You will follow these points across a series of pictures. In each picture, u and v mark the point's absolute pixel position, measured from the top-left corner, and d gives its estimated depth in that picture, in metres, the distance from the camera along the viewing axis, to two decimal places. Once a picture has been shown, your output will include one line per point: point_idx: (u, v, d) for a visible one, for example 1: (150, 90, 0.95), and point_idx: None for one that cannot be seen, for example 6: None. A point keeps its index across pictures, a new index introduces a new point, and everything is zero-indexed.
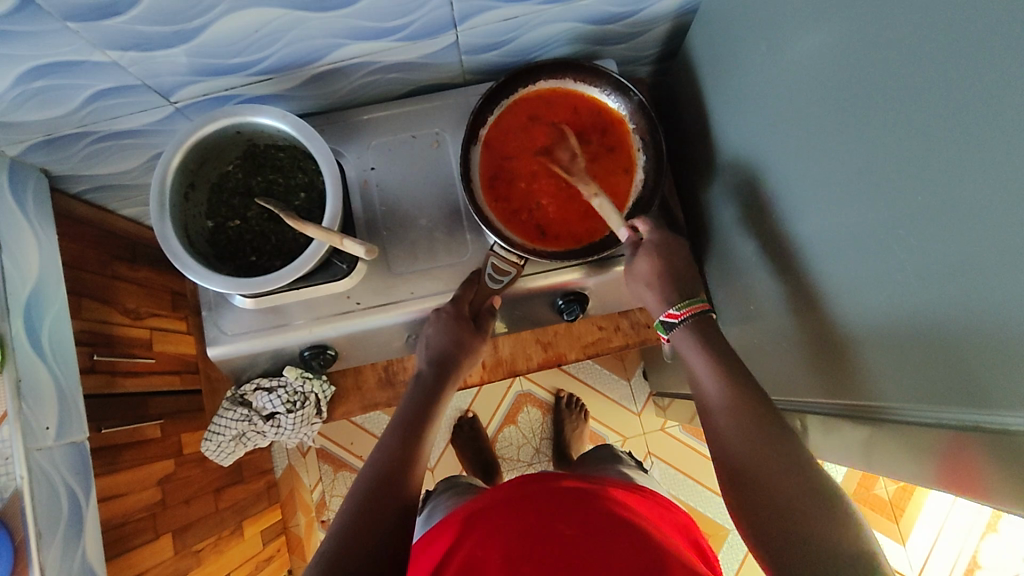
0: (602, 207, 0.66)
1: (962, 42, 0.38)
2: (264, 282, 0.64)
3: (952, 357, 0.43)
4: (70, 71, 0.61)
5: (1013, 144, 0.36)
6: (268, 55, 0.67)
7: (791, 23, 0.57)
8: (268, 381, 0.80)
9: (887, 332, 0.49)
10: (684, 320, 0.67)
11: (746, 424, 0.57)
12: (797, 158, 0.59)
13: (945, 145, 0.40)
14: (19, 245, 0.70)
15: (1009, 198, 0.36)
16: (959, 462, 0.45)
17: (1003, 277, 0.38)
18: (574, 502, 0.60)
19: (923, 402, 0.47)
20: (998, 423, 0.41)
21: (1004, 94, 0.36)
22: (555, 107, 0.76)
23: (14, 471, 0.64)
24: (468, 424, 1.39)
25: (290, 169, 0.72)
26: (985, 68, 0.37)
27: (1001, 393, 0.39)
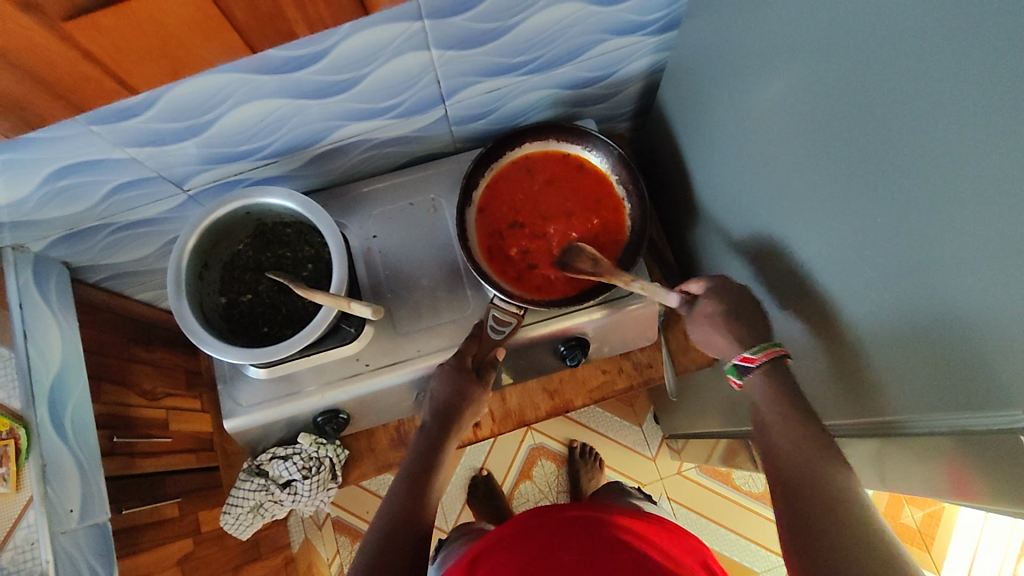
0: (647, 287, 0.68)
1: (913, 74, 0.43)
2: (276, 351, 0.67)
3: (955, 362, 0.45)
4: (93, 169, 0.66)
5: (975, 160, 0.39)
6: (274, 141, 0.73)
7: (755, 73, 0.62)
8: (284, 449, 0.82)
9: (891, 342, 0.51)
10: (760, 363, 0.64)
11: (801, 442, 0.59)
12: (776, 193, 0.64)
13: (911, 165, 0.44)
14: (43, 334, 0.73)
15: (974, 210, 0.40)
16: (972, 466, 0.46)
17: (983, 279, 0.40)
18: (585, 530, 0.61)
19: (922, 410, 0.50)
20: (988, 424, 0.43)
21: (959, 113, 0.40)
22: (526, 176, 0.81)
23: (40, 556, 0.65)
24: (483, 482, 1.38)
25: (297, 244, 0.76)
26: (937, 92, 0.41)
27: (989, 394, 0.42)
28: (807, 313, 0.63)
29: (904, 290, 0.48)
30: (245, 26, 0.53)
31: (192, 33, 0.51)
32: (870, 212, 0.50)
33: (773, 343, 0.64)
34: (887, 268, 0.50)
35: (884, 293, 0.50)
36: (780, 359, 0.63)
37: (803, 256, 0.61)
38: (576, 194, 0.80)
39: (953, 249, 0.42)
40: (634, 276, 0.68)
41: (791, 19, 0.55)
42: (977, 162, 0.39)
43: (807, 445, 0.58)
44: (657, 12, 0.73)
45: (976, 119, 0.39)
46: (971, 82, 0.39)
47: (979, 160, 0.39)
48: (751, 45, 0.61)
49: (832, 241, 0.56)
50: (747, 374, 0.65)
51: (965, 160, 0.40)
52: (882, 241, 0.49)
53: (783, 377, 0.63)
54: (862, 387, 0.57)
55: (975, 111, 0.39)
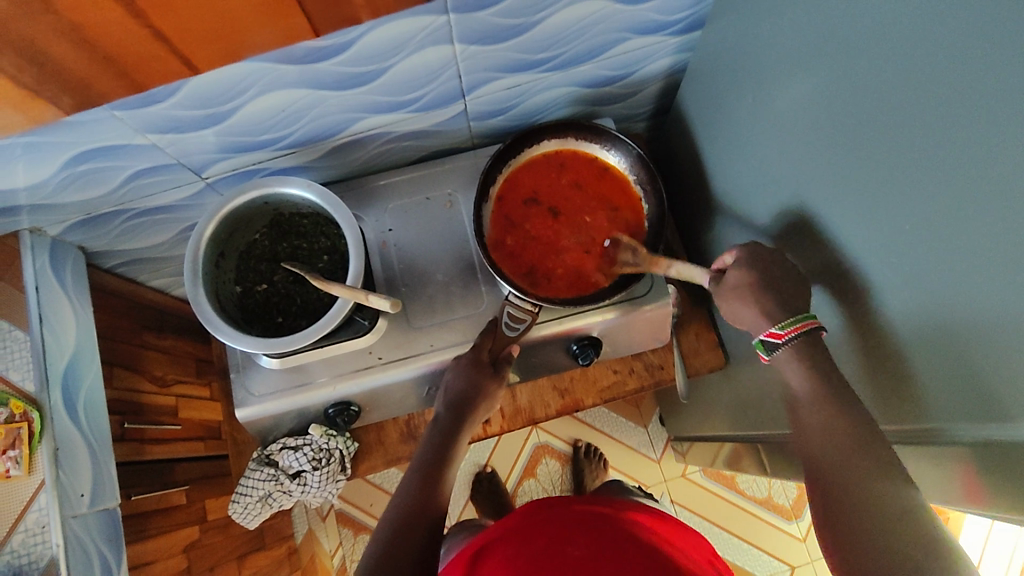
0: (682, 271, 0.68)
1: (939, 82, 0.42)
2: (293, 341, 0.67)
3: (974, 372, 0.45)
4: (113, 155, 0.66)
5: (1000, 171, 0.39)
6: (293, 131, 0.72)
7: (778, 77, 0.62)
8: (294, 440, 0.82)
9: (908, 351, 0.51)
10: (790, 339, 0.60)
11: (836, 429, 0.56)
12: (797, 198, 0.63)
13: (933, 175, 0.44)
14: (57, 318, 0.73)
15: (997, 220, 0.40)
16: (986, 475, 0.46)
17: (1004, 291, 0.40)
18: (593, 525, 0.61)
19: (938, 419, 0.50)
20: (1006, 436, 0.43)
21: (985, 122, 0.39)
22: (525, 180, 0.80)
23: (51, 539, 0.66)
24: (487, 479, 1.38)
25: (313, 235, 0.76)
26: (963, 100, 0.41)
27: (1008, 405, 0.42)
28: (825, 321, 0.63)
29: (924, 299, 0.48)
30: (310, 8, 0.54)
31: (256, 17, 0.52)
32: (891, 219, 0.50)
33: (805, 314, 0.61)
34: (907, 277, 0.49)
35: (904, 302, 0.50)
36: (813, 332, 0.60)
37: (822, 262, 0.61)
38: (575, 196, 0.79)
39: (976, 260, 0.42)
40: (672, 261, 0.69)
41: (816, 24, 0.54)
42: (1002, 172, 0.39)
43: (840, 435, 0.56)
44: (680, 12, 0.73)
45: (1002, 130, 0.38)
46: (998, 90, 0.38)
47: (1005, 171, 0.38)
48: (775, 48, 0.61)
49: (852, 248, 0.55)
50: (777, 350, 0.62)
51: (990, 170, 0.40)
52: (902, 250, 0.49)
53: (817, 352, 0.60)
54: (885, 392, 0.57)
55: (1001, 120, 0.38)
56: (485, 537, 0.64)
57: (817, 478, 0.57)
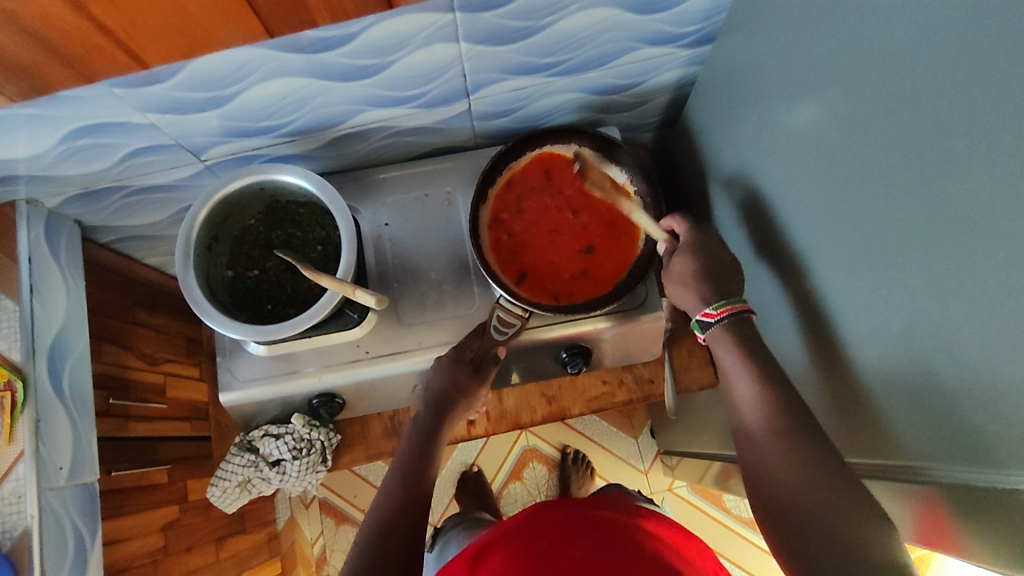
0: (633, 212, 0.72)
1: (941, 118, 0.41)
2: (278, 330, 0.67)
3: (955, 416, 0.44)
4: (111, 131, 0.66)
5: (996, 215, 0.38)
6: (294, 119, 0.72)
7: (784, 99, 0.61)
8: (276, 428, 0.81)
9: (894, 389, 0.51)
10: (720, 320, 0.65)
11: (787, 441, 0.56)
12: (796, 223, 0.62)
13: (933, 209, 0.43)
14: (50, 291, 0.73)
15: (991, 266, 0.39)
16: (969, 522, 0.45)
17: (994, 338, 0.39)
18: (597, 531, 0.59)
19: (918, 458, 0.49)
20: (982, 481, 0.43)
21: (988, 157, 0.38)
22: (533, 176, 0.80)
23: (26, 510, 0.66)
24: (473, 479, 1.38)
25: (308, 225, 0.76)
26: (965, 134, 0.40)
27: (986, 452, 0.42)
28: (819, 347, 0.62)
29: (913, 337, 0.47)
30: (271, 9, 0.51)
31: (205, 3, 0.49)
32: (885, 251, 0.49)
33: (734, 299, 0.66)
34: (897, 313, 0.49)
35: (893, 339, 0.50)
36: (743, 315, 0.65)
37: (819, 287, 0.60)
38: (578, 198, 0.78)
39: (973, 298, 0.41)
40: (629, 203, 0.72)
41: (822, 49, 0.53)
42: (1003, 210, 0.37)
43: (793, 449, 0.56)
44: (691, 25, 0.72)
45: (1002, 174, 0.37)
46: (998, 132, 0.37)
47: (1002, 216, 0.38)
48: (782, 69, 0.60)
49: (845, 277, 0.55)
50: (710, 328, 0.67)
51: (989, 208, 0.38)
52: (897, 283, 0.48)
53: (756, 353, 0.63)
54: (866, 426, 0.56)
55: (1004, 158, 0.37)
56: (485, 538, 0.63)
57: (769, 494, 0.56)
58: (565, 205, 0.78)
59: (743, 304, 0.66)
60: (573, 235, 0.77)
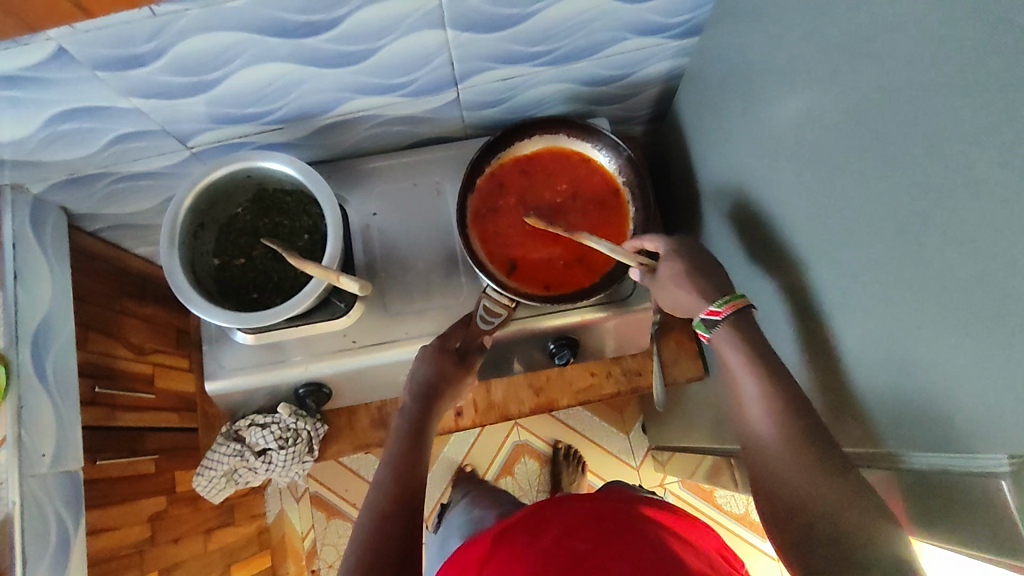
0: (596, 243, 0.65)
1: (918, 101, 0.41)
2: (264, 317, 0.67)
3: (926, 403, 0.45)
4: (96, 115, 0.66)
5: (971, 199, 0.38)
6: (280, 107, 0.72)
7: (768, 89, 0.60)
8: (262, 418, 0.81)
9: (875, 379, 0.51)
10: (726, 316, 0.63)
11: (787, 429, 0.54)
12: (780, 213, 0.62)
13: (908, 195, 0.43)
14: (34, 278, 0.73)
15: (965, 250, 0.39)
16: (936, 509, 0.46)
17: (971, 323, 0.39)
18: (605, 521, 0.58)
19: (894, 444, 0.50)
20: (950, 465, 0.44)
21: (962, 143, 0.38)
22: (521, 169, 0.79)
23: (7, 496, 0.65)
24: (466, 476, 1.33)
25: (295, 213, 0.75)
26: (939, 120, 0.39)
27: (956, 437, 0.43)
28: (805, 338, 0.61)
29: (892, 325, 0.47)
30: None
31: None
32: (866, 238, 0.48)
33: (736, 295, 0.64)
34: (877, 300, 0.48)
35: (874, 326, 0.49)
36: (746, 310, 0.63)
37: (804, 278, 0.59)
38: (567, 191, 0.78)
39: (949, 285, 0.40)
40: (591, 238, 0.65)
41: (803, 36, 0.53)
42: (977, 193, 0.37)
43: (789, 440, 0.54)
44: (678, 16, 0.71)
45: (977, 157, 0.37)
46: (970, 115, 0.37)
47: (974, 200, 0.37)
48: (766, 58, 0.60)
49: (828, 266, 0.54)
50: (715, 328, 0.63)
51: (962, 194, 0.38)
52: (876, 272, 0.48)
53: (752, 341, 0.61)
54: (850, 416, 0.56)
55: (977, 141, 0.37)
56: (492, 534, 0.62)
57: (767, 489, 0.54)
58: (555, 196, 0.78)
59: (745, 300, 0.64)
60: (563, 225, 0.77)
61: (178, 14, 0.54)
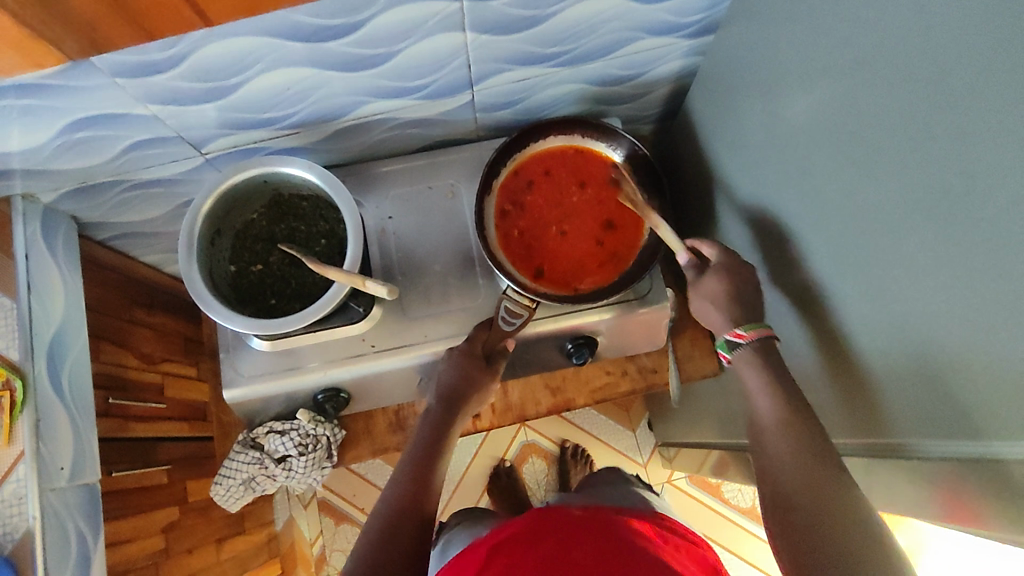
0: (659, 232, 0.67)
1: (942, 96, 0.42)
2: (286, 323, 0.66)
3: (953, 391, 0.46)
4: (111, 122, 0.65)
5: (1000, 192, 0.38)
6: (297, 111, 0.71)
7: (784, 87, 0.61)
8: (281, 424, 0.80)
9: (898, 372, 0.51)
10: (750, 342, 0.66)
11: (797, 443, 0.58)
12: (797, 209, 0.63)
13: (933, 190, 0.43)
14: (47, 289, 0.72)
15: (995, 243, 0.39)
16: (960, 497, 0.47)
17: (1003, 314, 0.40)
18: (597, 534, 0.59)
19: (919, 434, 0.51)
20: (974, 452, 0.45)
21: (989, 136, 0.38)
22: (535, 166, 0.79)
23: (27, 511, 0.64)
24: (506, 474, 1.39)
25: (312, 218, 0.75)
26: (969, 116, 0.40)
27: (981, 425, 0.44)
28: (822, 333, 0.62)
29: (920, 318, 0.48)
30: None
31: None
32: (890, 233, 0.49)
33: (760, 323, 0.67)
34: (904, 293, 0.49)
35: (899, 319, 0.50)
36: (767, 340, 0.66)
37: (821, 273, 0.60)
38: (582, 180, 0.79)
39: (982, 278, 0.41)
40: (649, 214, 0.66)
41: (821, 34, 0.54)
42: (1006, 186, 0.38)
43: (799, 454, 0.57)
44: (693, 15, 0.72)
45: (1005, 151, 0.38)
46: (997, 109, 0.38)
47: (1003, 193, 0.38)
48: (782, 57, 0.61)
49: (849, 261, 0.55)
50: (737, 349, 0.67)
51: (995, 189, 0.39)
52: (902, 265, 0.48)
53: (772, 359, 0.65)
54: (871, 407, 0.57)
55: (1004, 136, 0.37)
56: (488, 540, 0.62)
57: (772, 495, 0.57)
58: (572, 188, 0.78)
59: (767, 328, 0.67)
60: (582, 216, 0.77)
61: (200, 20, 0.54)
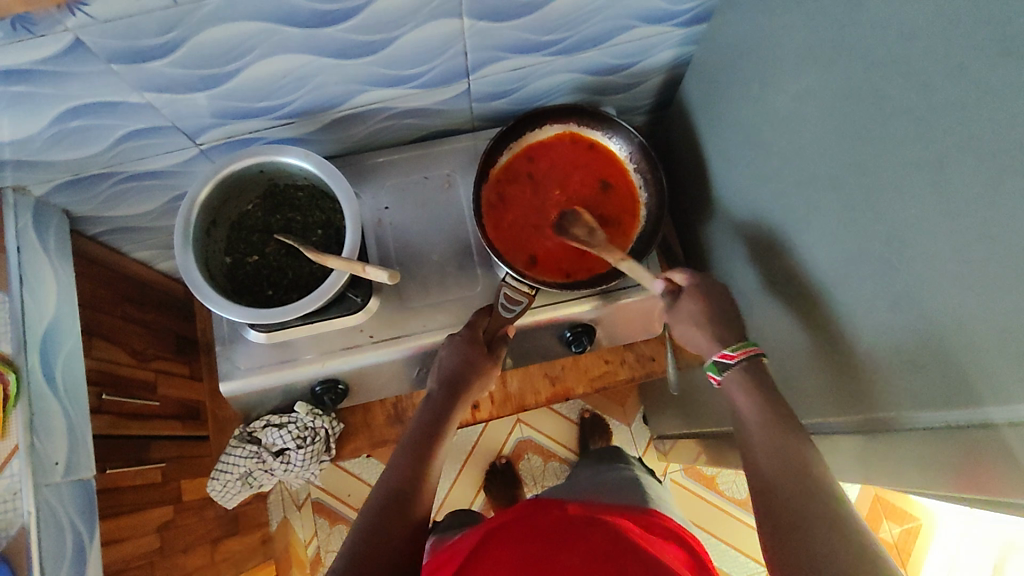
0: (632, 268, 0.66)
1: (929, 69, 0.42)
2: (284, 313, 0.65)
3: (946, 362, 0.46)
4: (104, 111, 0.64)
5: (988, 160, 0.39)
6: (292, 100, 0.71)
7: (775, 70, 0.62)
8: (279, 417, 0.79)
9: (891, 347, 0.52)
10: (740, 362, 0.65)
11: (783, 446, 0.58)
12: (789, 191, 0.64)
13: (922, 162, 0.44)
14: (39, 282, 0.71)
15: (984, 210, 0.40)
16: (952, 466, 0.48)
17: (994, 280, 0.41)
18: (583, 534, 0.57)
19: (912, 406, 0.51)
20: (967, 419, 0.46)
21: (977, 105, 0.39)
22: (526, 158, 0.80)
23: (22, 506, 0.63)
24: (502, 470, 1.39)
25: (308, 209, 0.75)
26: (962, 87, 0.40)
27: (973, 391, 0.45)
28: (816, 315, 0.63)
29: (910, 291, 0.49)
30: None
31: None
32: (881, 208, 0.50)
33: (749, 342, 0.67)
34: (894, 267, 0.50)
35: (891, 293, 0.51)
36: (757, 357, 0.65)
37: (815, 255, 0.61)
38: (573, 168, 0.79)
39: (978, 249, 0.42)
40: (624, 256, 0.66)
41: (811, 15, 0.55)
42: (994, 154, 0.39)
43: (788, 456, 0.57)
44: (687, 4, 0.72)
45: (993, 119, 0.38)
46: (986, 79, 0.38)
47: (990, 161, 0.39)
48: (772, 40, 0.61)
49: (840, 239, 0.56)
50: (727, 370, 0.66)
51: (986, 159, 0.39)
52: (893, 241, 0.49)
53: (758, 375, 0.64)
54: (864, 384, 0.57)
55: (992, 104, 0.38)
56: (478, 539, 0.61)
57: (762, 497, 0.56)
58: (564, 176, 0.79)
59: (756, 346, 0.66)
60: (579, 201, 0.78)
61: (198, 3, 0.53)
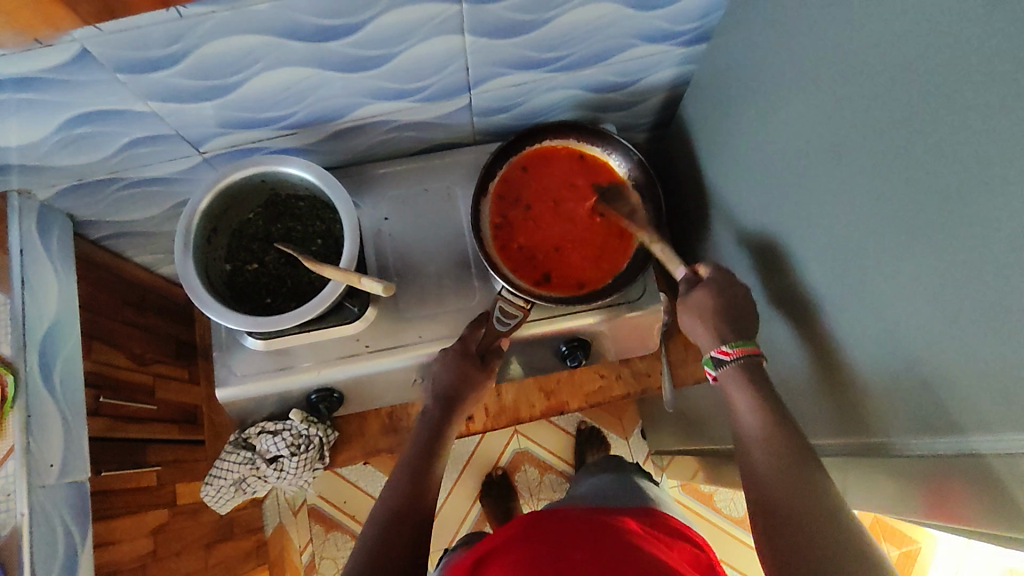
0: (664, 252, 0.69)
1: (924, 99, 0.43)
2: (281, 320, 0.66)
3: (934, 390, 0.46)
4: (110, 119, 0.65)
5: (979, 189, 0.39)
6: (295, 112, 0.72)
7: (772, 93, 0.62)
8: (273, 424, 0.80)
9: (882, 374, 0.52)
10: (736, 359, 0.64)
11: (785, 464, 0.56)
12: (786, 212, 0.64)
13: (916, 189, 0.44)
14: (41, 285, 0.72)
15: (975, 239, 0.40)
16: (941, 493, 0.48)
17: (983, 308, 0.41)
18: (591, 535, 0.56)
19: (897, 433, 0.52)
20: (951, 448, 0.46)
21: (969, 135, 0.40)
22: (519, 175, 0.80)
23: (15, 508, 0.63)
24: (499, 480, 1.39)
25: (308, 218, 0.75)
26: (950, 117, 0.41)
27: (960, 420, 0.45)
28: (810, 336, 0.63)
29: (902, 316, 0.49)
30: None
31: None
32: (875, 233, 0.50)
33: (749, 341, 0.65)
34: (887, 292, 0.50)
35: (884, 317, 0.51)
36: (756, 358, 0.64)
37: (808, 277, 0.61)
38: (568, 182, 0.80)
39: (964, 276, 0.42)
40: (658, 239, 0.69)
41: (808, 41, 0.55)
42: (985, 183, 0.39)
43: (791, 474, 0.55)
44: (687, 24, 0.73)
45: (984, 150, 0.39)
46: (977, 109, 0.39)
47: (981, 191, 0.39)
48: (770, 63, 0.62)
49: (836, 261, 0.56)
50: (723, 366, 0.65)
51: (975, 188, 0.40)
52: (884, 266, 0.49)
53: (757, 377, 0.63)
54: (855, 406, 0.57)
55: (983, 135, 0.39)
56: (484, 543, 0.60)
57: (766, 515, 0.54)
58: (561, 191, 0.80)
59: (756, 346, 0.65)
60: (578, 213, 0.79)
61: (203, 16, 0.54)
